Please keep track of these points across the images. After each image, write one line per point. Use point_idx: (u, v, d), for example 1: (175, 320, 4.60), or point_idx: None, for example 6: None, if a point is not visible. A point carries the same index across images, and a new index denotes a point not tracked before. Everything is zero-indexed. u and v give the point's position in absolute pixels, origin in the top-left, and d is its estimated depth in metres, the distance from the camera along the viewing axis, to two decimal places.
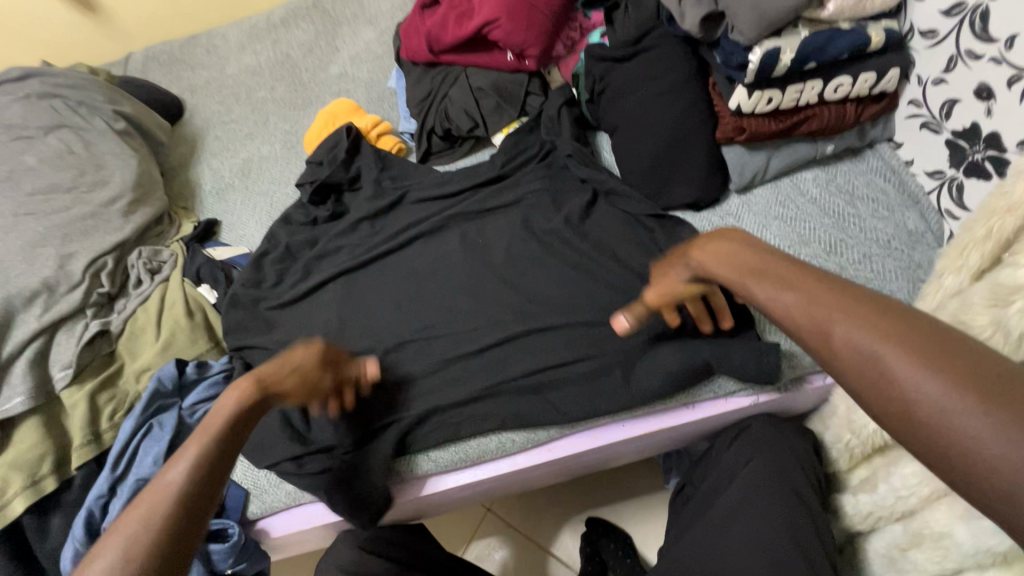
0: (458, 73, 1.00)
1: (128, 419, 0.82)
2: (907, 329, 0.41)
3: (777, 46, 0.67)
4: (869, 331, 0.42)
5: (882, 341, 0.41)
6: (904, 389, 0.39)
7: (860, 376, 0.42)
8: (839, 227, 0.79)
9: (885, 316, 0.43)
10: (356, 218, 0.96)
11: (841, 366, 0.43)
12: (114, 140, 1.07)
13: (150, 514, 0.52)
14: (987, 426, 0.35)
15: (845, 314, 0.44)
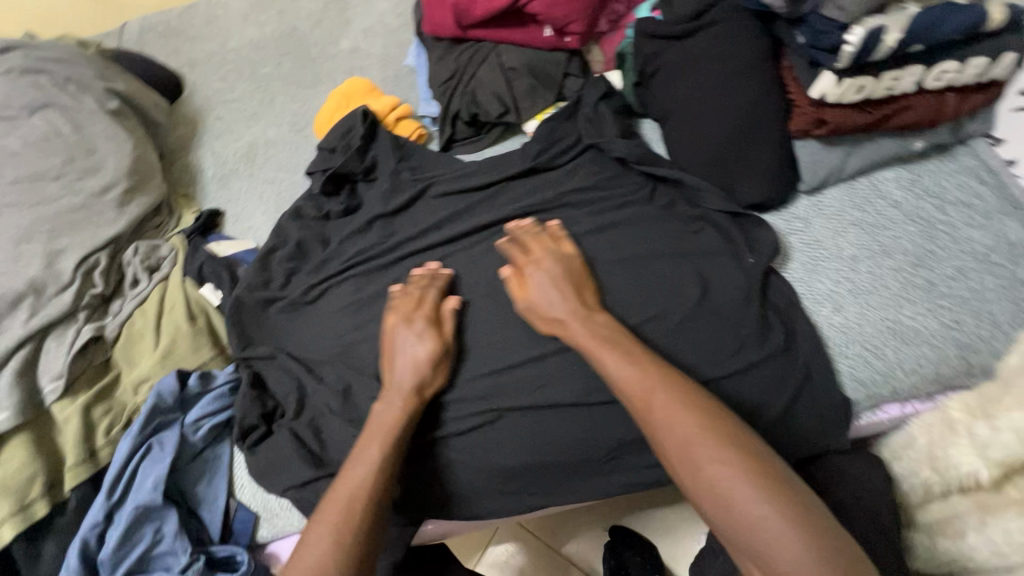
0: (487, 50, 0.90)
1: (125, 437, 0.75)
2: (761, 461, 0.49)
3: (882, 25, 0.56)
4: (733, 468, 0.48)
5: (743, 475, 0.48)
6: (756, 525, 0.46)
7: (714, 496, 0.48)
8: (927, 237, 0.69)
9: (735, 447, 0.49)
10: (372, 214, 0.87)
11: (688, 480, 0.50)
12: (107, 122, 0.97)
13: (340, 528, 0.56)
14: (756, 508, 0.46)
15: (705, 448, 0.50)
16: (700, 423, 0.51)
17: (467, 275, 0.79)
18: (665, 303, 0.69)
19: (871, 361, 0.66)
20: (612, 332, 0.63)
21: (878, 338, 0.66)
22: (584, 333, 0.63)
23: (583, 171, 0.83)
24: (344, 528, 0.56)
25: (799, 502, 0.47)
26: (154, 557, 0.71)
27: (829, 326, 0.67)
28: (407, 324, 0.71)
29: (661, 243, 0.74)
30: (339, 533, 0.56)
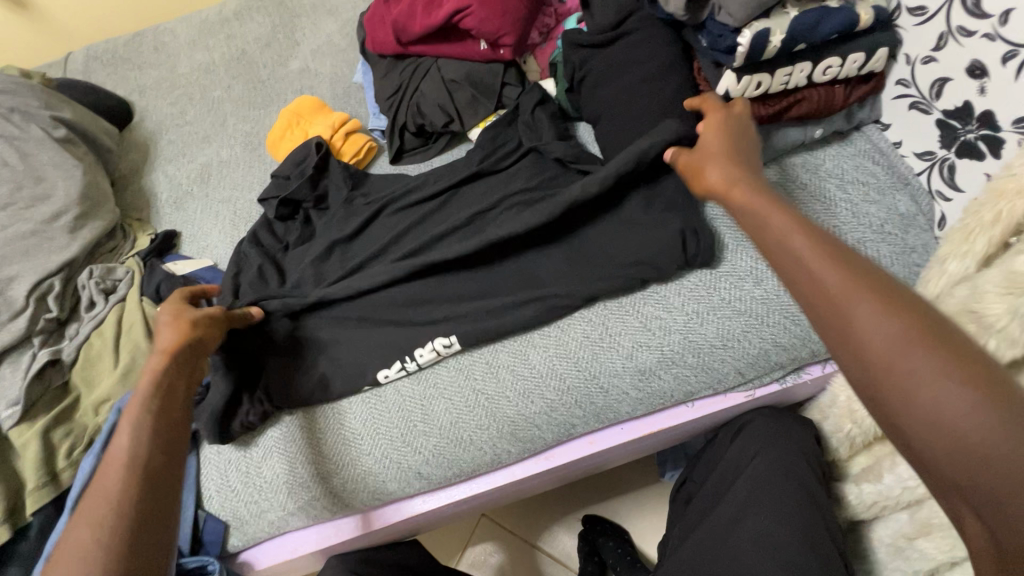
0: (429, 64, 0.95)
1: (87, 456, 0.75)
2: (919, 305, 0.38)
3: (767, 28, 0.64)
4: (884, 306, 0.38)
5: (890, 314, 0.37)
6: (888, 350, 0.37)
7: (841, 331, 0.39)
8: (832, 214, 0.77)
9: (874, 284, 0.39)
10: (331, 241, 0.91)
11: (820, 314, 0.41)
12: (55, 149, 0.97)
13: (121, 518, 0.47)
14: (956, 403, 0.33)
15: (851, 290, 0.39)
16: (835, 260, 0.41)
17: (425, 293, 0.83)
18: (598, 289, 0.76)
19: (790, 328, 0.73)
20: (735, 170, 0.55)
21: (794, 307, 0.73)
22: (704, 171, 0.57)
23: (523, 173, 0.88)
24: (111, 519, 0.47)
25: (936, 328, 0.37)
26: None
27: (752, 300, 0.74)
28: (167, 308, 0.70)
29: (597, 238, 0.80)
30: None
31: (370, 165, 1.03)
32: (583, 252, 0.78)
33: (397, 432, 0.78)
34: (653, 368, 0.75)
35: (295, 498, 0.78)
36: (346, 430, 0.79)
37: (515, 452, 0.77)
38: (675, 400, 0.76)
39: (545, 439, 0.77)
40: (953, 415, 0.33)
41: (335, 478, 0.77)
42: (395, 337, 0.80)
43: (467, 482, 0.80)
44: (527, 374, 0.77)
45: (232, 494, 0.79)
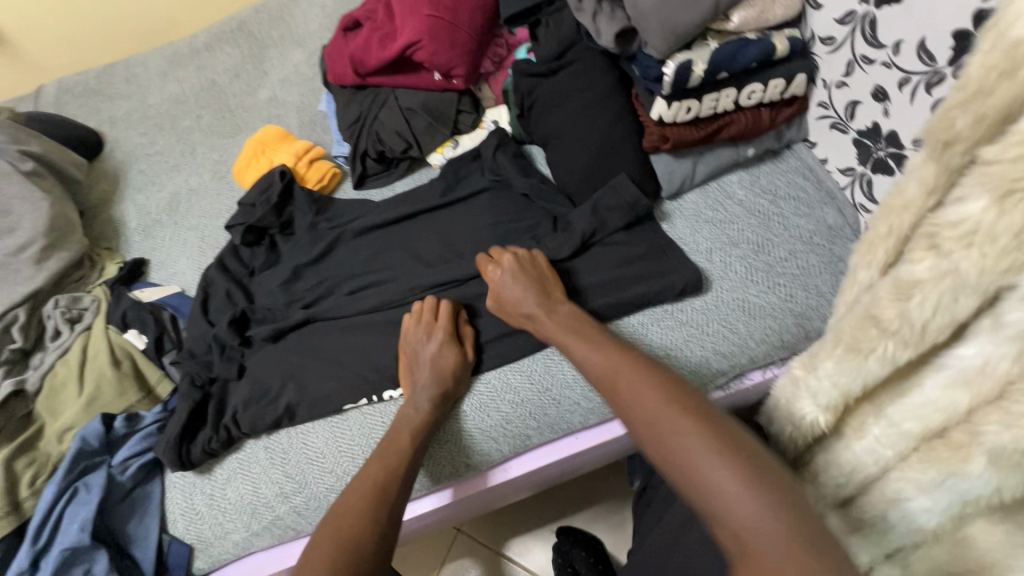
0: (387, 94, 0.99)
1: (49, 484, 0.76)
2: (735, 437, 0.46)
3: (688, 59, 0.69)
4: (713, 444, 0.45)
5: (716, 452, 0.44)
6: (716, 486, 0.43)
7: (681, 467, 0.46)
8: (765, 227, 0.82)
9: (702, 419, 0.48)
10: (298, 265, 0.95)
11: (659, 452, 0.48)
12: (22, 182, 0.99)
13: (382, 496, 0.63)
14: (762, 538, 0.39)
15: (688, 430, 0.47)
16: (668, 402, 0.50)
17: (388, 316, 0.87)
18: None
19: (728, 336, 0.77)
20: (575, 318, 0.72)
21: (732, 316, 0.77)
22: (549, 322, 0.72)
23: (480, 202, 0.93)
24: (378, 498, 0.63)
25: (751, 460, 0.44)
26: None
27: (694, 311, 0.79)
28: (520, 267, 0.78)
29: None
30: (339, 557, 0.54)
31: (334, 190, 1.07)
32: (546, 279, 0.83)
33: (358, 450, 0.80)
34: None
35: (259, 519, 0.80)
36: (309, 450, 0.81)
37: (474, 465, 0.79)
38: None
39: (502, 453, 0.80)
40: (750, 532, 0.40)
41: (297, 498, 0.79)
42: (359, 365, 0.83)
43: (429, 496, 0.82)
44: (483, 391, 0.80)
45: (196, 517, 0.80)
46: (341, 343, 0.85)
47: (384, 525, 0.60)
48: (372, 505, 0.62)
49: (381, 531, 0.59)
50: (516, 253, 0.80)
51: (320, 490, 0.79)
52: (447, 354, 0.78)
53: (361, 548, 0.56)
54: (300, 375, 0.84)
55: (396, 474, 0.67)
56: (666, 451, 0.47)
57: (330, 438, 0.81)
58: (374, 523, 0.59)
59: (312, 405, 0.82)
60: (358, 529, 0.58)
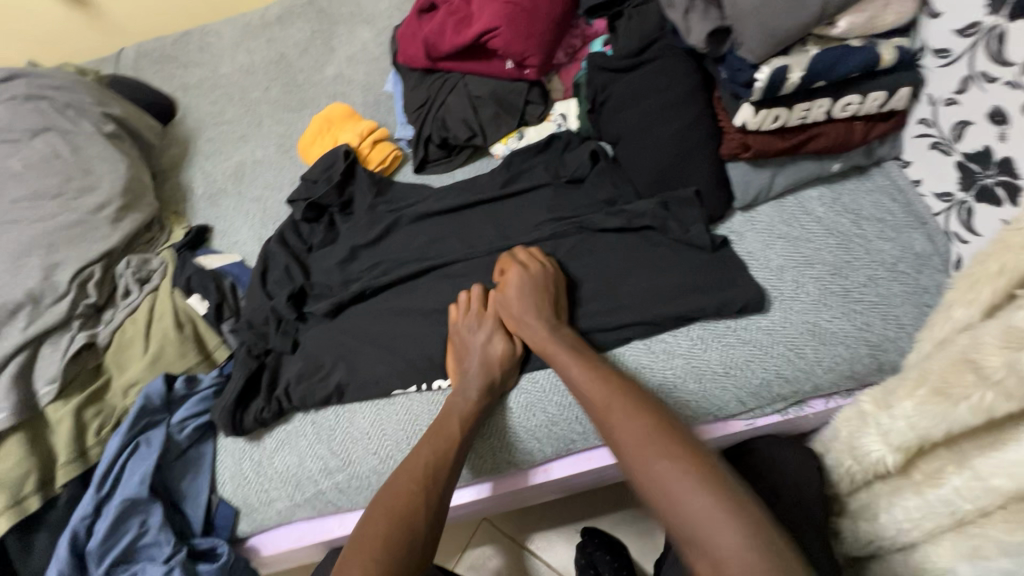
0: (456, 80, 0.98)
1: (114, 436, 0.80)
2: (714, 468, 0.53)
3: (785, 64, 0.65)
4: (706, 493, 0.50)
5: (711, 496, 0.50)
6: (659, 475, 0.54)
7: (688, 524, 0.50)
8: (844, 249, 0.77)
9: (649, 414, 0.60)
10: (354, 246, 0.95)
11: (658, 501, 0.53)
12: (103, 144, 1.03)
13: (434, 476, 0.66)
14: (725, 538, 0.47)
15: (660, 446, 0.56)
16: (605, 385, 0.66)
17: (442, 304, 0.87)
18: (616, 321, 0.78)
19: (794, 360, 0.73)
20: (577, 344, 0.75)
21: (800, 340, 0.73)
22: (546, 336, 0.75)
23: (541, 198, 0.92)
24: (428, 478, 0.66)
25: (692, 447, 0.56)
26: (140, 546, 0.76)
27: (758, 329, 0.75)
28: (528, 275, 0.79)
29: (610, 265, 0.82)
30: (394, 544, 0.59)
31: (394, 173, 1.07)
32: (609, 282, 0.81)
33: (403, 436, 0.81)
34: (654, 391, 0.76)
35: (302, 491, 0.82)
36: (355, 429, 0.82)
37: (514, 462, 0.79)
38: (674, 424, 0.77)
39: (545, 453, 0.79)
40: (737, 557, 0.46)
41: (341, 475, 0.81)
42: (411, 351, 0.84)
43: (466, 488, 0.83)
44: (530, 389, 0.79)
45: (244, 482, 0.83)
46: (390, 327, 0.86)
47: (435, 509, 0.64)
48: (427, 486, 0.65)
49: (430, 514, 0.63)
50: (518, 261, 0.82)
51: (364, 470, 0.80)
52: (497, 342, 0.78)
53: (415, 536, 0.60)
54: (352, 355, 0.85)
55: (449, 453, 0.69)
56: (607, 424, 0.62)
57: (377, 420, 0.82)
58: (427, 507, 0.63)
59: (363, 386, 0.83)
60: (409, 513, 0.62)
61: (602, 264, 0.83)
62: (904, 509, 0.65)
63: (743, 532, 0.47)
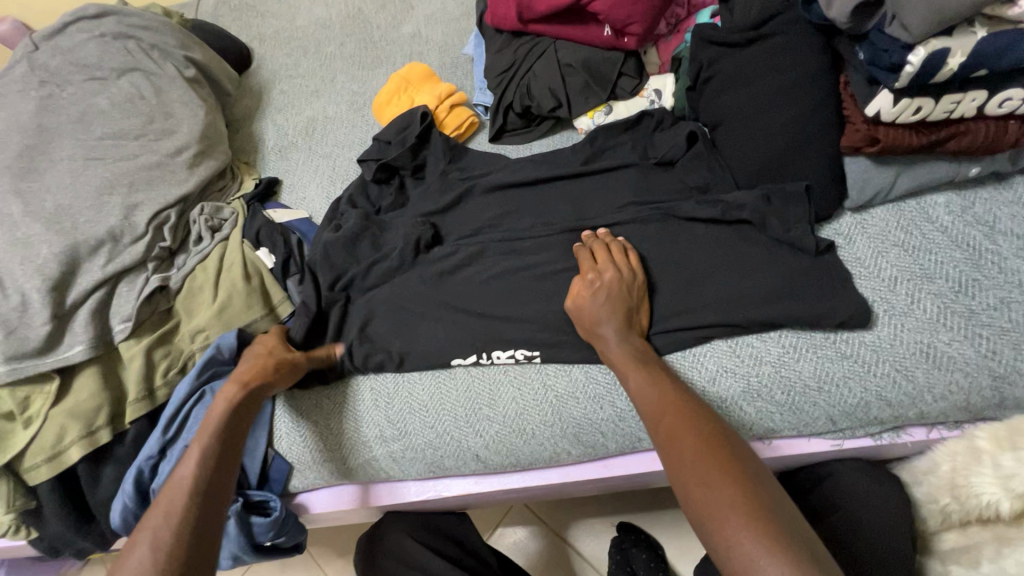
0: (547, 45, 0.92)
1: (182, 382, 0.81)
2: (767, 515, 0.51)
3: (946, 47, 0.57)
4: (767, 549, 0.48)
5: (775, 553, 0.48)
6: (717, 508, 0.52)
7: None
8: (973, 265, 0.68)
9: (710, 440, 0.57)
10: (424, 213, 0.92)
11: (716, 544, 0.51)
12: (184, 88, 1.03)
13: (180, 521, 0.58)
14: None
15: (723, 493, 0.52)
16: (671, 401, 0.63)
17: (512, 281, 0.83)
18: (700, 319, 0.72)
19: (900, 382, 0.66)
20: (644, 352, 0.70)
21: (910, 361, 0.66)
22: (617, 349, 0.69)
23: (625, 178, 0.86)
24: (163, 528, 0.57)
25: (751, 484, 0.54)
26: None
27: (862, 345, 0.68)
28: (617, 279, 0.73)
29: (697, 258, 0.76)
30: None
31: (468, 140, 1.03)
32: (696, 275, 0.75)
33: (462, 412, 0.78)
34: (735, 399, 0.70)
35: (355, 455, 0.81)
36: (414, 400, 0.81)
37: (574, 453, 0.77)
38: (752, 435, 0.71)
39: (607, 447, 0.76)
40: None
41: (397, 445, 0.80)
42: (478, 326, 0.81)
43: (521, 472, 0.81)
44: (601, 379, 0.76)
45: (300, 440, 0.82)
46: (454, 297, 0.84)
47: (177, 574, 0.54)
48: (150, 542, 0.56)
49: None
50: (610, 260, 0.75)
51: (421, 443, 0.79)
52: (581, 300, 0.73)
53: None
54: (417, 324, 0.83)
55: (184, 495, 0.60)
56: (663, 443, 0.60)
57: (436, 393, 0.80)
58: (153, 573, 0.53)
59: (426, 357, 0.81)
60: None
61: (691, 256, 0.76)
62: (1018, 561, 0.59)
63: None
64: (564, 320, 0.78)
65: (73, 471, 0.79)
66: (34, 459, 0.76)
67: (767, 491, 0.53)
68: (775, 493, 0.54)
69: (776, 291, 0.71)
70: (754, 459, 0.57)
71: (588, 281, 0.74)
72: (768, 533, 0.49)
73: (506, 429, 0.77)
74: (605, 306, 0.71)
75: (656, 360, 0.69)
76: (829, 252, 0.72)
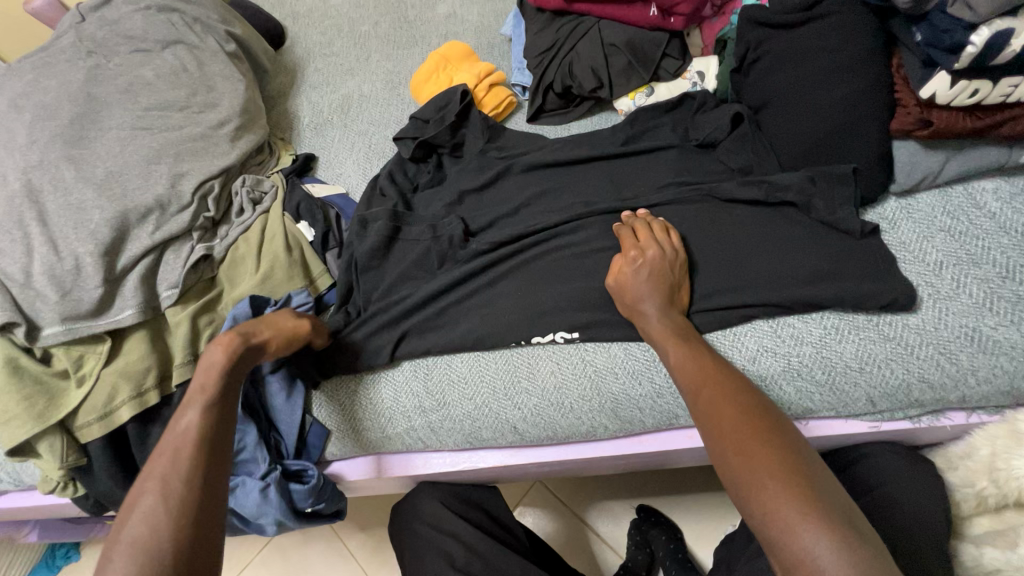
0: (591, 25, 0.92)
1: None
2: (806, 483, 0.52)
3: (1010, 28, 0.57)
4: (803, 515, 0.49)
5: (812, 519, 0.49)
6: (755, 474, 0.53)
7: (786, 539, 0.49)
8: (1021, 251, 0.68)
9: (748, 411, 0.58)
10: (463, 190, 0.93)
11: (753, 509, 0.52)
12: (225, 62, 1.04)
13: (181, 477, 0.57)
14: (820, 553, 0.47)
15: (762, 461, 0.53)
16: (709, 374, 0.63)
17: (552, 258, 0.84)
18: (742, 298, 0.72)
19: (943, 364, 0.67)
20: (684, 328, 0.70)
21: (954, 344, 0.67)
22: (657, 324, 0.70)
23: (666, 159, 0.86)
24: (169, 481, 0.57)
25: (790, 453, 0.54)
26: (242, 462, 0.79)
27: (906, 327, 0.68)
28: (660, 255, 0.73)
29: (738, 238, 0.76)
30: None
31: (505, 120, 1.04)
32: (738, 256, 0.75)
33: (500, 384, 0.80)
34: (775, 378, 0.71)
35: (388, 427, 0.83)
36: (453, 373, 0.82)
37: (611, 428, 0.78)
38: (790, 415, 0.72)
39: (643, 423, 0.77)
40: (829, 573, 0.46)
41: (435, 415, 0.81)
42: (519, 300, 0.81)
43: (555, 446, 0.82)
44: (640, 356, 0.77)
45: (339, 408, 0.84)
46: (494, 273, 0.85)
47: (183, 526, 0.54)
48: (151, 496, 0.56)
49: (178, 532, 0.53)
50: (651, 236, 0.76)
51: (459, 413, 0.80)
52: (622, 276, 0.74)
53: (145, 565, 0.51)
54: (457, 299, 0.84)
55: (181, 451, 0.59)
56: (701, 413, 0.61)
57: (475, 366, 0.82)
58: (158, 529, 0.53)
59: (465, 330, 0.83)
60: (147, 527, 0.53)
61: (733, 237, 0.76)
62: None
63: (841, 554, 0.47)
64: (605, 297, 0.79)
65: (122, 431, 0.82)
66: (86, 417, 0.78)
67: (805, 460, 0.54)
68: (813, 462, 0.54)
69: (819, 273, 0.71)
70: (791, 430, 0.58)
71: (629, 257, 0.74)
72: (806, 500, 0.50)
73: (544, 403, 0.78)
74: (647, 282, 0.72)
75: (694, 336, 0.69)
76: (873, 235, 0.72)
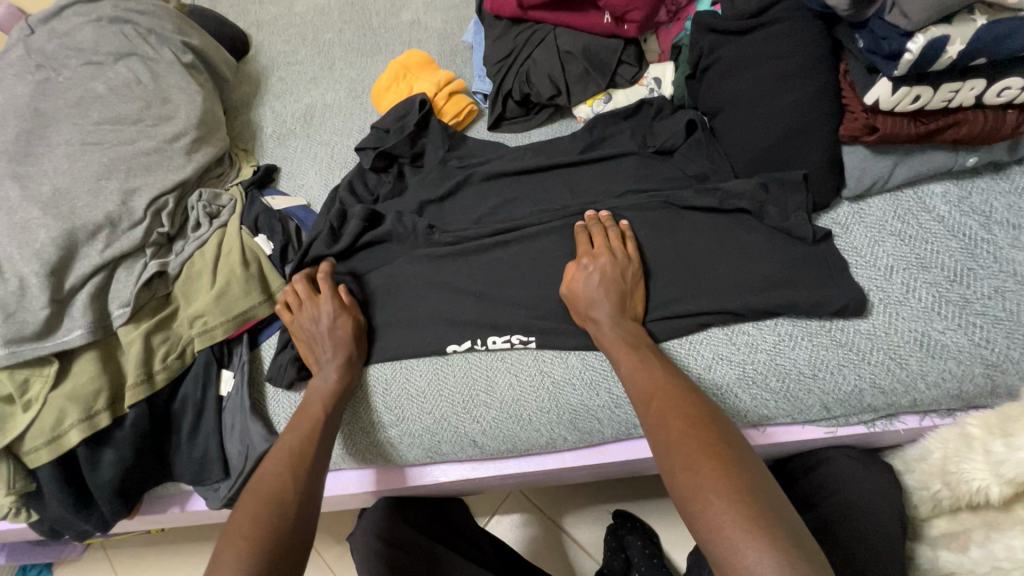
0: (546, 32, 0.92)
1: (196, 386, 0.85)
2: (751, 499, 0.51)
3: (946, 35, 0.57)
4: (747, 533, 0.49)
5: (756, 537, 0.49)
6: (702, 492, 0.53)
7: (731, 558, 0.49)
8: (969, 254, 0.69)
9: (697, 425, 0.58)
10: (422, 201, 0.92)
11: (700, 526, 0.52)
12: (181, 74, 1.02)
13: (306, 462, 0.68)
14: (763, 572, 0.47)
15: (708, 478, 0.53)
16: (659, 386, 0.63)
17: (510, 269, 0.83)
18: (696, 306, 0.72)
19: (894, 370, 0.67)
20: (637, 336, 0.70)
21: (904, 349, 0.67)
22: (610, 333, 0.70)
23: (623, 167, 0.86)
24: (296, 463, 0.67)
25: (737, 468, 0.54)
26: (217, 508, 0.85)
27: (857, 334, 0.69)
28: (613, 262, 0.73)
29: (692, 247, 0.76)
30: (260, 533, 0.60)
31: (467, 129, 1.03)
32: (693, 262, 0.75)
33: (459, 398, 0.79)
34: (730, 386, 0.71)
35: (357, 436, 0.81)
36: (411, 386, 0.81)
37: (570, 439, 0.78)
38: (747, 422, 0.72)
39: (603, 433, 0.77)
40: None
41: (395, 430, 0.80)
42: (476, 312, 0.81)
43: (517, 458, 0.82)
44: (597, 366, 0.77)
45: None
46: (452, 283, 0.84)
47: (302, 506, 0.64)
48: (289, 475, 0.66)
49: (301, 505, 0.64)
50: (605, 244, 0.75)
51: (418, 427, 0.79)
52: (576, 285, 0.73)
53: (275, 524, 0.61)
54: (415, 310, 0.83)
55: (311, 439, 0.70)
56: (652, 428, 0.60)
57: (434, 379, 0.80)
58: (292, 502, 0.63)
59: (420, 345, 0.81)
60: (280, 496, 0.64)
61: (689, 245, 0.76)
62: (1008, 547, 0.60)
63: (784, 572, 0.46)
64: (562, 307, 0.79)
65: (73, 454, 0.80)
66: (34, 442, 0.77)
67: (752, 474, 0.54)
68: (762, 476, 0.54)
69: (770, 281, 0.71)
70: (740, 443, 0.58)
71: (583, 265, 0.74)
72: (751, 517, 0.50)
73: (504, 414, 0.77)
74: (600, 290, 0.71)
75: (646, 345, 0.69)
76: (825, 240, 0.72)
